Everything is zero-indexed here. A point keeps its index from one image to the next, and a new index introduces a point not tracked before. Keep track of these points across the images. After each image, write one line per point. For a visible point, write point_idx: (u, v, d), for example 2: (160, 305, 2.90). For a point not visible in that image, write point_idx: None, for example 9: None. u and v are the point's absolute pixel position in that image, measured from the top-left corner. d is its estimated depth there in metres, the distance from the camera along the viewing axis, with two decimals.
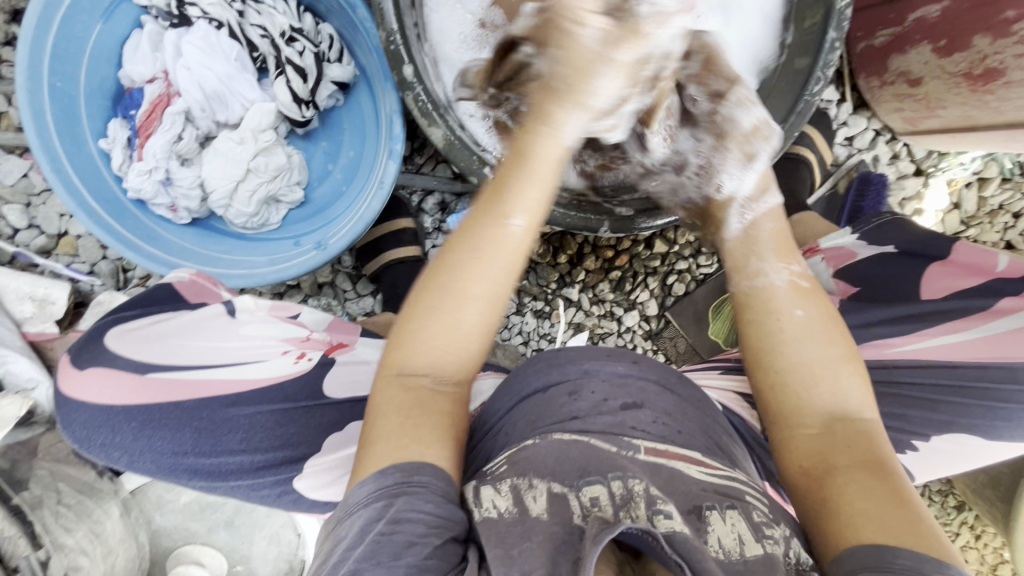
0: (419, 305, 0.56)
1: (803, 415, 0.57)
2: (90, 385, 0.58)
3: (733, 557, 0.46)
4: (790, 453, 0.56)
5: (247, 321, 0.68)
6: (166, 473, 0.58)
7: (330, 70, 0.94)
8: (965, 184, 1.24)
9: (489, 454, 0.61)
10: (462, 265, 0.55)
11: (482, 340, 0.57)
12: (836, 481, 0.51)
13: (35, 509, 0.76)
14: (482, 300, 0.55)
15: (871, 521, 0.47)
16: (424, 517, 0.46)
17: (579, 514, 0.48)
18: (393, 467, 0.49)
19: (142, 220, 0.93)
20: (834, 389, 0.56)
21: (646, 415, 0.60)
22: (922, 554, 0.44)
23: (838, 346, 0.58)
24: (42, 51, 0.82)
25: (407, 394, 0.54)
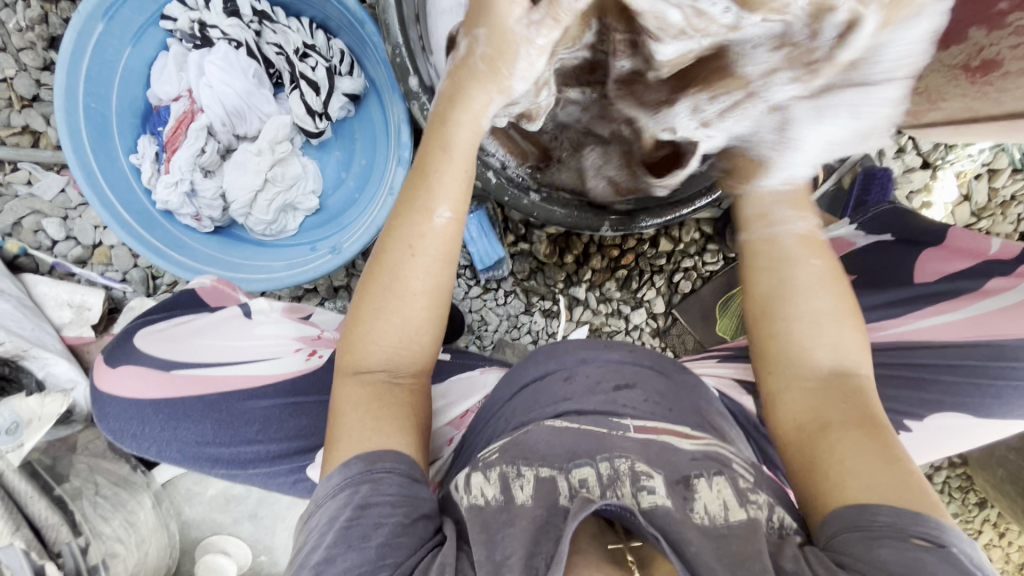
0: (360, 312, 0.61)
1: (800, 373, 0.59)
2: (122, 380, 0.64)
3: (717, 521, 0.49)
4: (787, 414, 0.58)
5: (263, 321, 0.73)
6: (191, 461, 0.63)
7: (341, 83, 0.99)
8: (974, 175, 1.24)
9: (490, 437, 0.65)
10: (394, 264, 0.59)
11: (430, 326, 0.62)
12: (828, 441, 0.53)
13: (76, 500, 0.82)
14: (417, 292, 0.59)
15: (857, 477, 0.49)
16: (389, 499, 0.51)
17: (565, 496, 0.51)
18: (357, 459, 0.54)
19: (169, 229, 0.99)
20: (836, 340, 0.59)
21: (637, 396, 0.63)
22: (900, 507, 0.46)
23: (842, 301, 0.60)
24: (77, 75, 0.88)
25: (364, 392, 0.59)
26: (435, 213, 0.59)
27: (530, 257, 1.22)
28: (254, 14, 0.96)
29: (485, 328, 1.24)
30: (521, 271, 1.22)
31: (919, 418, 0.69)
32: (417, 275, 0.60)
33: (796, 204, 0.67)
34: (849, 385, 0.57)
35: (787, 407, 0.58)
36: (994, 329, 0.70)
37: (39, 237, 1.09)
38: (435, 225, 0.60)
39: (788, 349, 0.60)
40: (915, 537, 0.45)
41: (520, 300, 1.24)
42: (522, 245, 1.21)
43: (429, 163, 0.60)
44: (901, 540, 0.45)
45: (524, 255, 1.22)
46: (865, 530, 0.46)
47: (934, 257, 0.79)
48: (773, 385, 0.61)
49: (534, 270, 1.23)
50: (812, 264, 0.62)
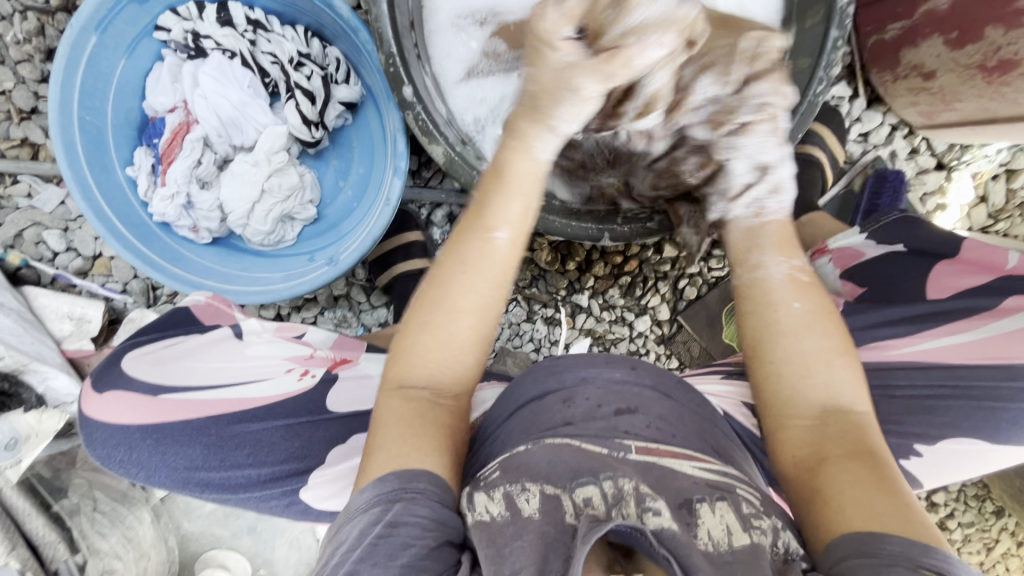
0: (406, 331, 0.62)
1: (798, 408, 0.58)
2: (108, 405, 0.62)
3: (722, 548, 0.47)
4: (786, 448, 0.58)
5: (253, 342, 0.74)
6: (180, 487, 0.61)
7: (337, 92, 0.98)
8: (991, 176, 1.20)
9: (485, 461, 0.62)
10: (447, 281, 0.61)
11: (474, 349, 0.62)
12: (829, 473, 0.52)
13: (72, 517, 0.82)
14: (466, 312, 0.60)
15: (862, 511, 0.48)
16: (419, 520, 0.49)
17: (571, 514, 0.49)
18: (393, 475, 0.52)
19: (166, 241, 0.99)
20: (833, 381, 0.58)
21: (639, 420, 0.61)
22: (910, 539, 0.45)
23: (832, 340, 0.61)
24: (72, 88, 0.88)
25: (408, 407, 0.58)
26: (492, 235, 0.61)
27: (532, 265, 1.21)
28: (248, 23, 0.95)
29: None
30: (522, 279, 1.21)
31: (928, 442, 0.67)
32: (474, 294, 0.61)
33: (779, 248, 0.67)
34: (848, 417, 0.57)
35: (786, 441, 0.58)
36: (1005, 348, 0.67)
37: (40, 249, 1.09)
38: (492, 248, 0.62)
39: (787, 387, 0.59)
40: (923, 567, 0.43)
41: (522, 308, 1.22)
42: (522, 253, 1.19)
43: (486, 189, 0.63)
44: (912, 570, 0.43)
45: (525, 263, 1.21)
46: (873, 557, 0.44)
47: (947, 273, 0.76)
48: (772, 427, 0.60)
49: (536, 277, 1.22)
50: (798, 306, 0.62)
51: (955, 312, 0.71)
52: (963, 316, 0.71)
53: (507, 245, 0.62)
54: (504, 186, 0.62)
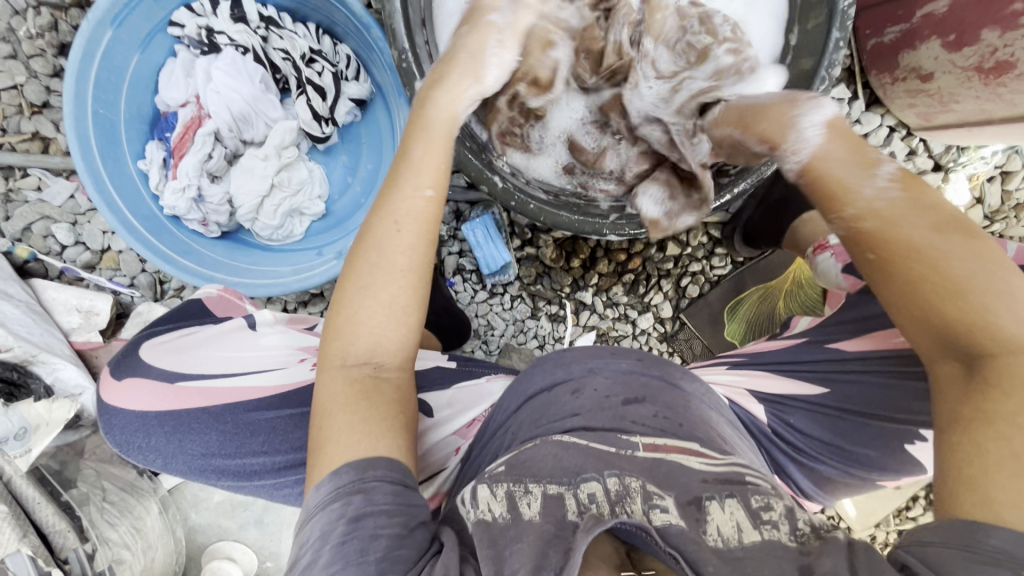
0: (345, 299, 0.59)
1: (943, 351, 0.48)
2: (128, 394, 0.64)
3: (731, 543, 0.48)
4: (941, 403, 0.48)
5: (267, 333, 0.74)
6: (195, 473, 0.62)
7: (347, 88, 1.00)
8: (987, 178, 1.22)
9: (497, 450, 0.64)
10: (379, 244, 0.60)
11: (413, 315, 0.60)
12: (964, 440, 0.44)
13: (83, 505, 0.81)
14: (402, 272, 0.59)
15: (989, 495, 0.41)
16: (385, 508, 0.50)
17: (574, 511, 0.50)
18: (349, 465, 0.53)
19: (177, 235, 1.00)
20: (996, 318, 0.45)
21: (645, 410, 0.62)
22: (1018, 533, 0.39)
23: (987, 254, 0.46)
24: (86, 82, 0.88)
25: (351, 386, 0.57)
26: (423, 190, 0.61)
27: (537, 261, 1.22)
28: (261, 20, 0.96)
29: (491, 333, 1.24)
30: (527, 275, 1.22)
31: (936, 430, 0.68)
32: (404, 252, 0.60)
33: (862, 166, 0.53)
34: (1021, 360, 0.44)
35: (942, 393, 0.48)
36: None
37: (48, 243, 1.09)
38: (416, 202, 0.61)
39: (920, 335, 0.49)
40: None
41: (526, 305, 1.23)
42: (528, 249, 1.21)
43: (410, 145, 0.64)
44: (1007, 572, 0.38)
45: (530, 260, 1.22)
46: (968, 551, 0.40)
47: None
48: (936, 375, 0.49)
49: (541, 274, 1.23)
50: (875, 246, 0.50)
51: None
52: None
53: (436, 201, 0.62)
54: (427, 145, 0.64)
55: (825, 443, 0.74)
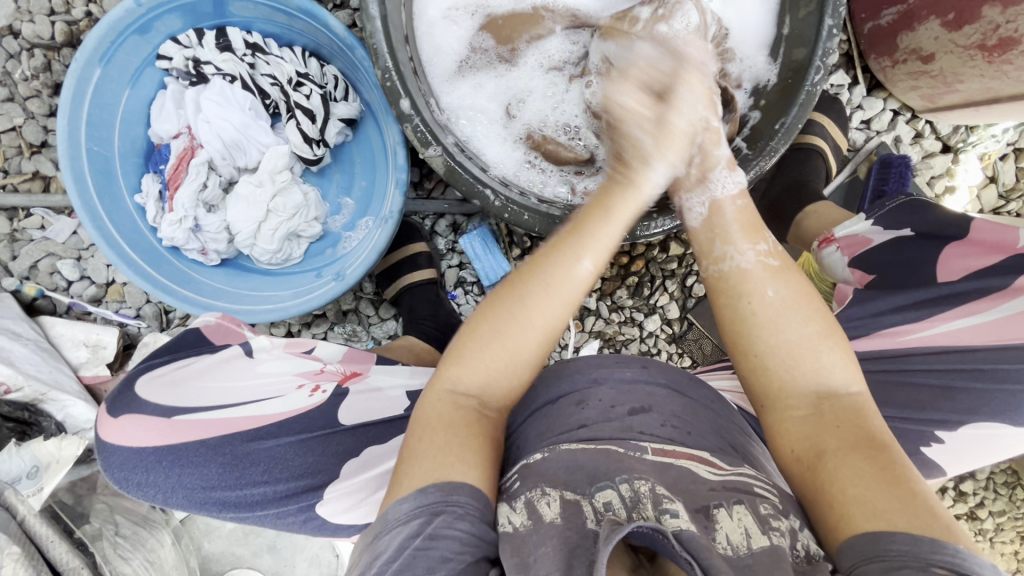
0: (470, 337, 0.61)
1: (796, 398, 0.58)
2: (122, 430, 0.61)
3: (741, 550, 0.46)
4: (785, 444, 0.57)
5: (264, 359, 0.74)
6: (197, 507, 0.60)
7: (337, 109, 1.00)
8: (1000, 156, 1.19)
9: (504, 466, 0.63)
10: (522, 298, 0.60)
11: (530, 367, 0.61)
12: (830, 469, 0.52)
13: (95, 541, 0.82)
14: (536, 331, 0.60)
15: (865, 508, 0.48)
16: (460, 535, 0.49)
17: (592, 519, 0.48)
18: (432, 486, 0.51)
19: (176, 264, 1.00)
20: (823, 364, 0.57)
21: (653, 419, 0.61)
22: (920, 535, 0.44)
23: (815, 324, 0.59)
24: (78, 120, 0.89)
25: (454, 413, 0.58)
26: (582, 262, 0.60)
27: None
28: (246, 47, 0.96)
29: None
30: None
31: (950, 429, 0.66)
32: (549, 319, 0.60)
33: (750, 228, 0.63)
34: (845, 403, 0.56)
35: (784, 438, 0.57)
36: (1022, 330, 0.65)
37: (55, 279, 1.11)
38: (578, 271, 0.61)
39: (775, 375, 0.58)
40: (935, 566, 0.42)
41: None
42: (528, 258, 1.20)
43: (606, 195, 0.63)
44: (922, 569, 0.42)
45: None
46: (885, 559, 0.44)
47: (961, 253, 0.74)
48: (771, 422, 0.59)
49: None
50: (772, 297, 0.59)
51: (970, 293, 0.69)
52: (975, 298, 0.69)
53: (589, 277, 0.61)
54: (609, 220, 0.61)
55: None
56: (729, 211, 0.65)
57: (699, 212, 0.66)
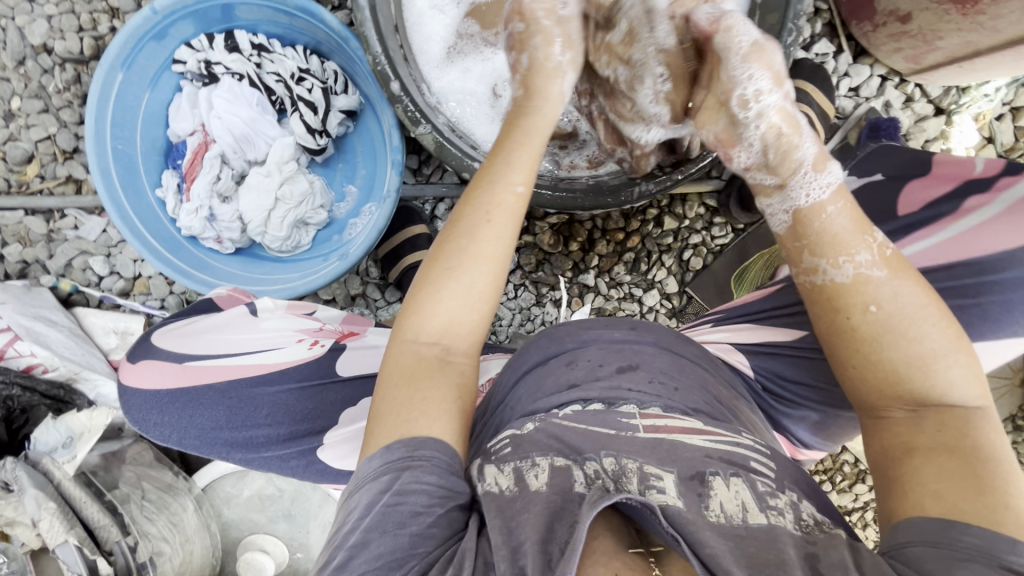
0: (423, 282, 0.63)
1: (897, 400, 0.57)
2: (144, 375, 0.70)
3: (734, 520, 0.50)
4: (876, 439, 0.57)
5: (266, 318, 0.77)
6: (206, 445, 0.69)
7: (337, 101, 1.07)
8: (995, 116, 1.19)
9: (497, 427, 0.66)
10: (467, 232, 0.63)
11: (489, 303, 0.64)
12: (913, 467, 0.52)
13: (124, 503, 0.88)
14: (486, 261, 0.63)
15: (936, 502, 0.49)
16: (427, 488, 0.52)
17: (580, 483, 0.52)
18: (398, 444, 0.55)
19: (195, 252, 1.08)
20: (943, 375, 0.55)
21: (640, 376, 0.65)
22: (992, 532, 0.45)
23: (938, 334, 0.56)
24: (103, 121, 0.98)
25: (419, 362, 0.61)
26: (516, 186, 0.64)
27: (536, 249, 1.25)
28: (253, 48, 1.04)
29: (499, 323, 1.26)
30: (528, 263, 1.25)
31: None
32: (491, 245, 0.63)
33: (856, 231, 0.61)
34: (956, 411, 0.55)
35: (878, 434, 0.58)
36: (973, 247, 0.71)
37: (88, 275, 1.20)
38: (512, 197, 0.65)
39: (887, 382, 0.57)
40: (1004, 564, 0.44)
41: (530, 292, 1.26)
42: (525, 237, 1.24)
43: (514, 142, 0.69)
44: (987, 564, 0.44)
45: (529, 248, 1.25)
46: (946, 547, 0.46)
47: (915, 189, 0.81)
48: (871, 421, 0.59)
49: (541, 261, 1.25)
50: (879, 309, 0.57)
51: (924, 222, 0.77)
52: (930, 224, 0.77)
53: (526, 198, 0.66)
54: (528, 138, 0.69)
55: (813, 387, 0.76)
56: (831, 216, 0.61)
57: (783, 218, 0.64)
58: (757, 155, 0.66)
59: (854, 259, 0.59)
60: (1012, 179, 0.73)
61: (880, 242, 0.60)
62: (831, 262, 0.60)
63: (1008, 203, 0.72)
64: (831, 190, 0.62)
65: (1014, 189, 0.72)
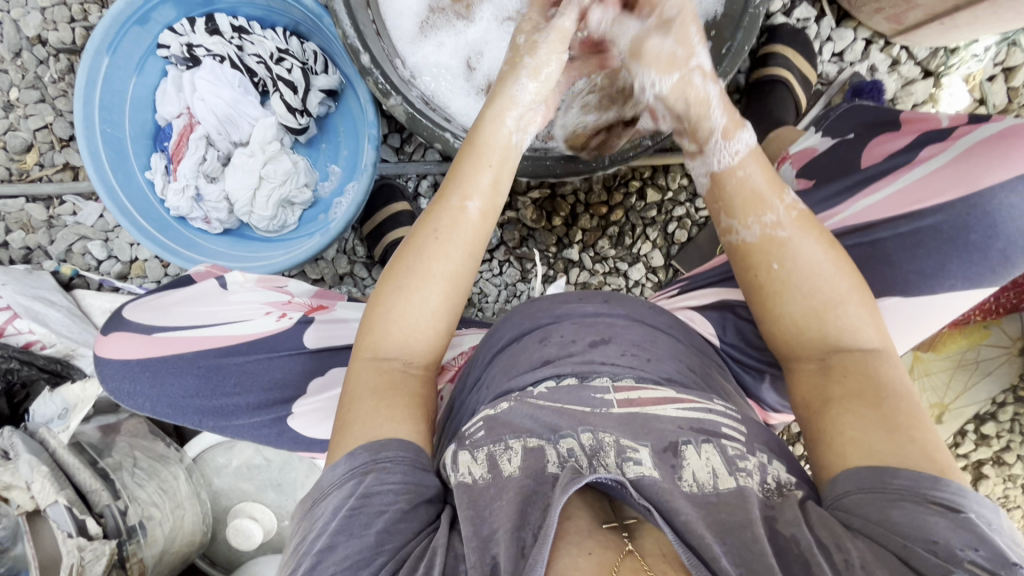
0: (378, 301, 0.65)
1: (808, 351, 0.62)
2: (114, 347, 0.72)
3: (706, 488, 0.51)
4: (796, 390, 0.62)
5: (236, 291, 0.80)
6: (180, 414, 0.71)
7: (317, 81, 1.09)
8: (987, 77, 1.16)
9: (473, 408, 0.66)
10: (419, 249, 0.65)
11: (444, 317, 0.65)
12: (833, 415, 0.56)
13: (116, 470, 0.91)
14: (438, 278, 0.64)
15: (861, 449, 0.53)
16: (391, 487, 0.53)
17: (554, 463, 0.52)
18: (362, 448, 0.56)
19: (183, 232, 1.11)
20: (842, 321, 0.61)
21: (613, 350, 0.65)
22: (915, 471, 0.49)
23: (843, 284, 0.62)
24: (91, 105, 1.01)
25: (379, 377, 0.62)
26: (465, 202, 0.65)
27: (519, 225, 1.25)
28: (233, 30, 1.07)
29: (485, 300, 1.28)
30: (512, 239, 1.25)
31: None
32: (442, 261, 0.64)
33: (771, 190, 0.65)
34: (860, 355, 0.60)
35: (796, 385, 0.62)
36: (920, 195, 0.72)
37: (87, 259, 1.25)
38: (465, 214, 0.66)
39: (803, 336, 0.62)
40: (933, 502, 0.47)
41: (515, 268, 1.27)
42: (508, 214, 1.25)
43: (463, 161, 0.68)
44: (918, 504, 0.47)
45: (512, 224, 1.25)
46: (881, 491, 0.49)
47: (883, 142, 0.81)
48: (789, 369, 0.64)
49: (525, 237, 1.26)
50: (782, 266, 0.63)
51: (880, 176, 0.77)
52: (883, 176, 0.77)
53: (478, 214, 0.66)
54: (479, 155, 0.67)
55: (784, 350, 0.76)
56: (747, 176, 0.66)
57: (704, 180, 0.69)
58: (675, 120, 0.72)
59: (762, 220, 0.64)
60: (968, 127, 0.74)
61: (792, 203, 0.65)
62: (742, 223, 0.66)
63: (962, 149, 0.72)
64: (741, 155, 0.67)
65: (970, 136, 0.72)
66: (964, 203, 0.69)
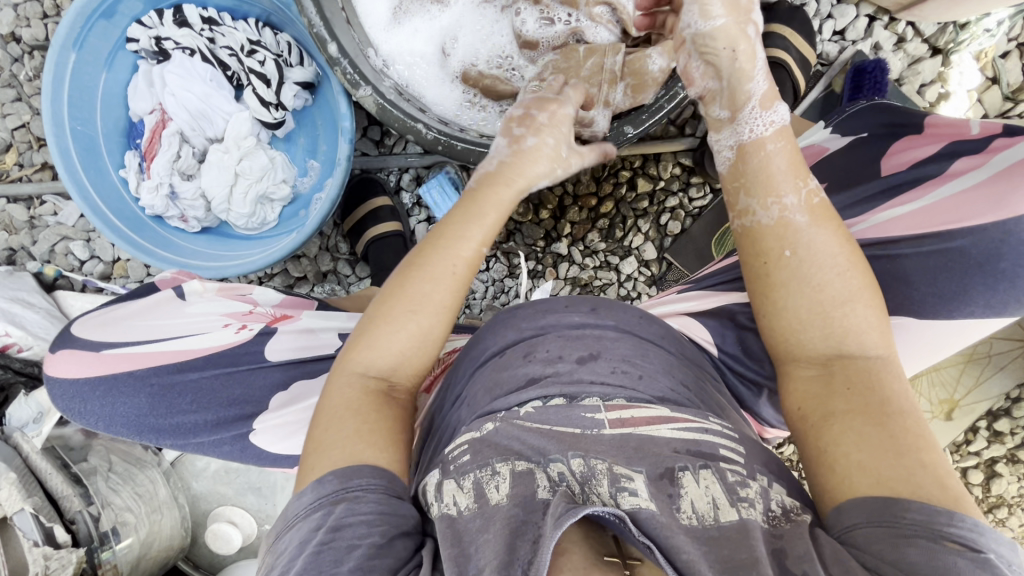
0: (379, 315, 0.61)
1: (810, 356, 0.58)
2: (63, 364, 0.71)
3: (706, 522, 0.47)
4: (793, 399, 0.58)
5: (194, 301, 0.79)
6: (134, 431, 0.72)
7: (292, 74, 1.06)
8: (999, 54, 1.09)
9: (453, 427, 0.61)
10: (429, 276, 0.62)
11: (436, 347, 0.64)
12: (835, 433, 0.53)
13: (90, 475, 0.90)
14: (442, 308, 0.62)
15: (868, 476, 0.49)
16: (364, 518, 0.50)
17: (544, 489, 0.50)
18: (334, 475, 0.53)
19: (159, 231, 1.09)
20: (849, 322, 0.57)
21: (602, 366, 0.61)
22: (928, 503, 0.46)
23: (852, 283, 0.58)
24: (60, 102, 0.99)
25: (363, 396, 0.59)
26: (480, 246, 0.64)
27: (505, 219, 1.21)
28: (203, 22, 1.04)
29: (471, 297, 1.24)
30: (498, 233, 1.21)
31: None
32: (448, 292, 0.63)
33: (792, 174, 0.61)
34: (865, 364, 0.56)
35: (793, 394, 0.59)
36: (945, 216, 0.68)
37: (70, 260, 1.23)
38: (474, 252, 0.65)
39: (806, 340, 0.58)
40: (948, 538, 0.44)
41: (502, 263, 1.23)
42: None
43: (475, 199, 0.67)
44: (932, 540, 0.44)
45: None
46: (893, 525, 0.46)
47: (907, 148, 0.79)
48: (788, 371, 0.60)
49: (512, 231, 1.22)
50: (794, 254, 0.59)
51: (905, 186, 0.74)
52: (909, 190, 0.74)
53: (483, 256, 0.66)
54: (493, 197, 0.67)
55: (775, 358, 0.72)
56: (770, 155, 0.61)
57: (729, 154, 0.64)
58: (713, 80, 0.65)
59: (781, 203, 0.60)
60: (1006, 143, 0.70)
61: (813, 190, 0.60)
62: (760, 205, 0.61)
63: (997, 168, 0.67)
64: (773, 129, 0.62)
65: (1005, 154, 0.68)
66: (995, 224, 0.65)
